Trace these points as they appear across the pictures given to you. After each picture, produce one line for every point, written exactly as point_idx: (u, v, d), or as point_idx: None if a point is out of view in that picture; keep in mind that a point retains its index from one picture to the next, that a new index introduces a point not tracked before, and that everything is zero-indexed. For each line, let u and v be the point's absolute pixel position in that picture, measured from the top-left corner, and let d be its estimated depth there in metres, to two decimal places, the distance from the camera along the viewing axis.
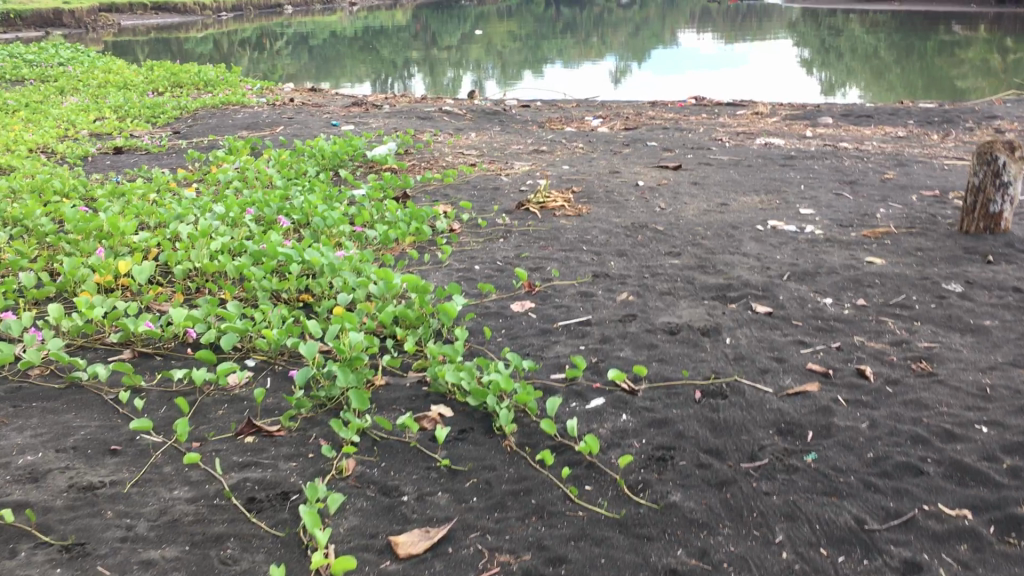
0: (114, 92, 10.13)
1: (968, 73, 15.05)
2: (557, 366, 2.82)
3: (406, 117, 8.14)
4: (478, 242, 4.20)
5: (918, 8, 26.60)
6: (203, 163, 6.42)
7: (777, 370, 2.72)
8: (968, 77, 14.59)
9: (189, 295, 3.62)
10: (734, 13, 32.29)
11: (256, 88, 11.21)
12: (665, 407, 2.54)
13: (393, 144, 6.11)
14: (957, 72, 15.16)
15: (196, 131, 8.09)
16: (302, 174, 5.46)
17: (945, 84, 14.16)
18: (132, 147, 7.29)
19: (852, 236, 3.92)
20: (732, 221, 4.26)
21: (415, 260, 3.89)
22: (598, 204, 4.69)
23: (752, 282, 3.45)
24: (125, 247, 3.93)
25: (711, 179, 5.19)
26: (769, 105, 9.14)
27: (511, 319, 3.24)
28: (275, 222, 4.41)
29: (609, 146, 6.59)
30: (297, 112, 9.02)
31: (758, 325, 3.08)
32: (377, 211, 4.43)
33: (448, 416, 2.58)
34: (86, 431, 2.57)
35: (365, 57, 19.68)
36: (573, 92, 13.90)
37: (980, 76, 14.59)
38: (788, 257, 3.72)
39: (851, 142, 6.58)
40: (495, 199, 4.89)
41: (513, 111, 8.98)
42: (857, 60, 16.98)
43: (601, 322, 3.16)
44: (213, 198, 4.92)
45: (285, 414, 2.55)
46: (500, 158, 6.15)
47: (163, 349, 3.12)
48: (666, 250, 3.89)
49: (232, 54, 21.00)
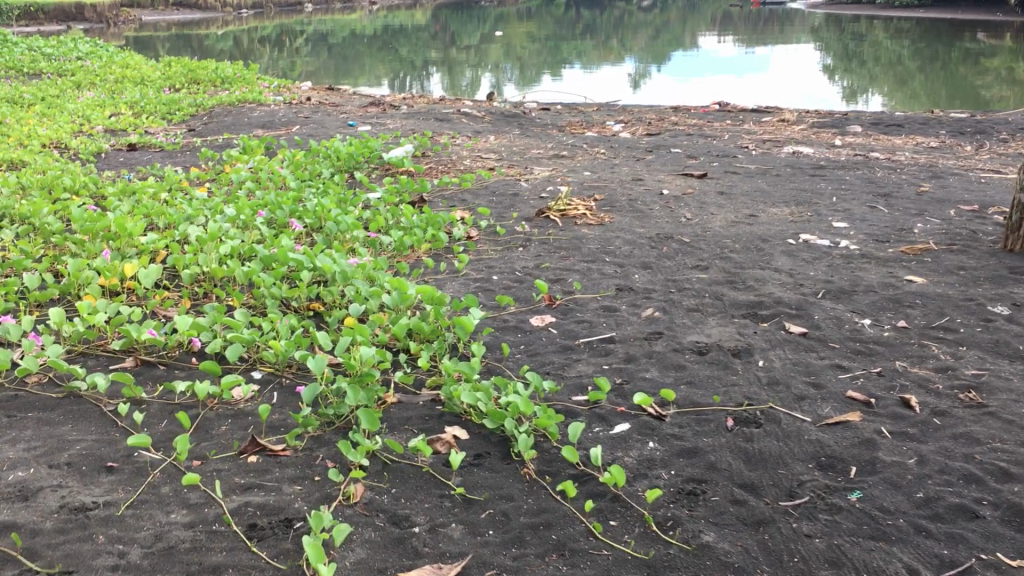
0: (131, 88, 10.05)
1: (994, 82, 14.80)
2: (580, 387, 2.66)
3: (424, 119, 8.01)
4: (497, 251, 4.05)
5: (944, 15, 26.27)
6: (217, 162, 6.30)
7: (814, 398, 2.56)
8: (994, 86, 14.34)
9: (195, 301, 3.49)
10: (755, 18, 32.06)
11: (274, 86, 11.10)
12: (695, 435, 2.38)
13: (410, 146, 5.97)
14: (981, 82, 14.91)
15: (212, 129, 7.99)
16: (317, 176, 5.33)
17: (969, 93, 13.92)
18: (146, 144, 7.18)
19: (889, 253, 3.75)
20: (762, 233, 4.09)
21: (430, 268, 3.75)
22: (621, 213, 4.54)
23: (785, 299, 3.28)
24: (132, 248, 3.81)
25: (738, 188, 5.03)
26: (795, 112, 8.95)
27: (530, 334, 3.08)
28: (287, 225, 4.28)
29: (632, 152, 6.44)
30: (314, 111, 8.90)
31: (792, 347, 2.92)
32: (392, 216, 4.30)
33: (463, 439, 2.42)
34: (83, 445, 2.43)
35: (385, 56, 19.59)
36: (593, 95, 13.73)
37: (1006, 86, 14.34)
38: (822, 273, 3.55)
39: (881, 153, 6.40)
40: (514, 206, 4.74)
41: (533, 114, 8.84)
42: (880, 68, 16.72)
43: (626, 340, 3.00)
44: (225, 199, 4.80)
45: (290, 433, 2.40)
46: (521, 163, 6.00)
47: (166, 358, 2.98)
48: (693, 264, 3.72)
49: (252, 51, 20.93)
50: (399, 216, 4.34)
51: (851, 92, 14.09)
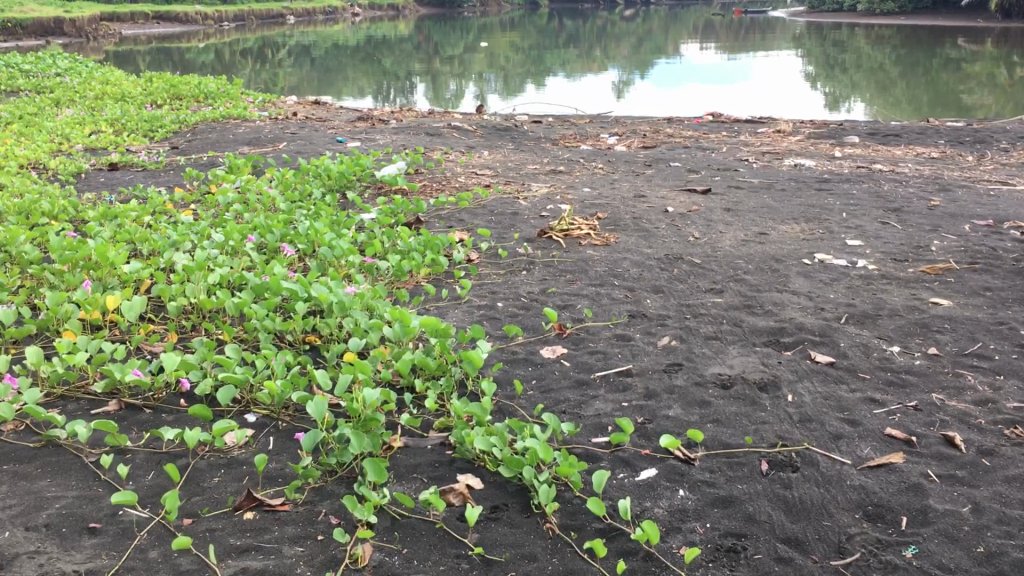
0: (112, 104, 9.84)
1: (975, 87, 14.77)
2: (599, 428, 2.48)
3: (414, 134, 7.85)
4: (500, 274, 3.88)
5: (926, 22, 26.36)
6: (203, 182, 6.11)
7: (851, 436, 2.39)
8: (977, 92, 14.31)
9: (182, 334, 3.30)
10: (735, 26, 32.13)
11: (258, 102, 10.91)
12: (728, 481, 2.20)
13: (403, 164, 5.80)
14: (964, 87, 14.87)
15: (196, 147, 7.78)
16: (307, 196, 5.15)
17: (952, 99, 13.88)
18: (128, 164, 6.98)
19: (910, 273, 3.59)
20: (775, 253, 3.93)
21: (430, 296, 3.58)
22: (626, 232, 4.38)
23: (808, 325, 3.12)
24: (116, 278, 3.62)
25: (744, 204, 4.87)
26: (790, 123, 8.84)
27: (542, 367, 2.91)
28: (278, 250, 4.09)
29: (630, 166, 6.28)
30: (300, 126, 8.72)
31: (821, 378, 2.75)
32: (388, 238, 4.13)
33: (477, 489, 2.24)
34: (63, 503, 2.23)
35: (369, 68, 19.43)
36: (583, 104, 13.59)
37: (990, 91, 14.31)
38: (843, 296, 3.39)
39: (884, 164, 6.26)
40: (514, 225, 4.57)
41: (525, 127, 8.69)
42: (864, 75, 16.68)
43: (643, 373, 2.83)
44: (212, 222, 4.61)
45: (290, 485, 2.22)
46: (517, 179, 5.83)
47: (153, 401, 2.79)
48: (706, 287, 3.56)
49: (235, 64, 20.73)
50: (396, 239, 4.17)
51: (834, 99, 14.05)
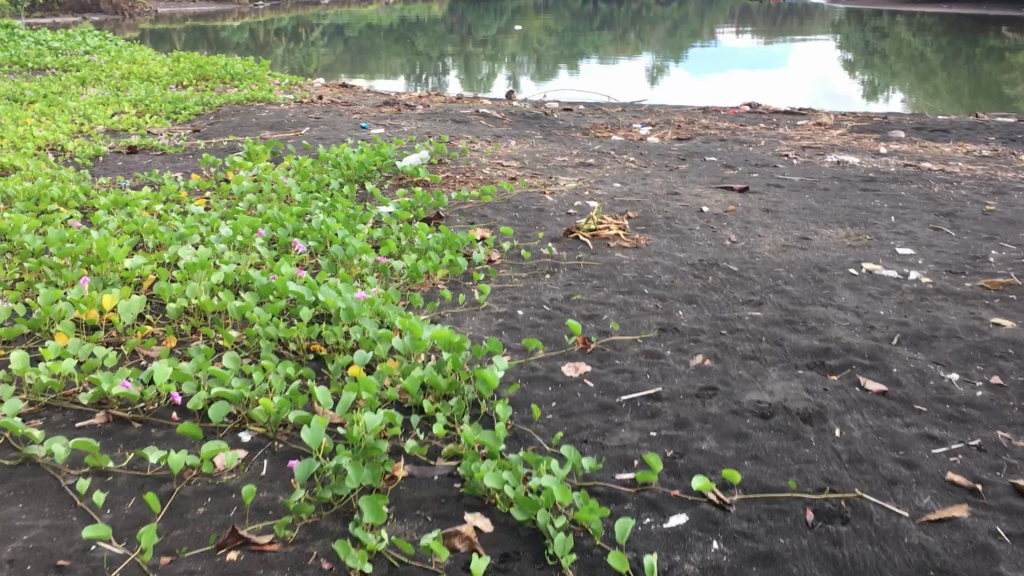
0: (137, 84, 9.68)
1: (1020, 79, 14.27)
2: (624, 462, 2.24)
3: (441, 121, 7.60)
4: (522, 278, 3.65)
5: (969, 11, 25.66)
6: (220, 168, 5.90)
7: (907, 482, 2.13)
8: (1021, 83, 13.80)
9: (182, 338, 3.09)
10: (773, 12, 31.49)
11: (285, 84, 10.72)
12: (768, 533, 1.96)
13: (426, 154, 5.56)
14: (1008, 78, 14.36)
15: (218, 130, 7.59)
16: (324, 186, 4.93)
17: (993, 90, 13.41)
18: (148, 147, 6.79)
19: (967, 288, 3.31)
20: (819, 261, 3.66)
21: (446, 301, 3.36)
22: (657, 233, 4.12)
23: (856, 346, 2.85)
24: (116, 273, 3.40)
25: (784, 205, 4.59)
26: (831, 115, 8.48)
27: (563, 386, 2.67)
28: (290, 247, 3.88)
29: (663, 160, 6.00)
30: (325, 110, 8.50)
31: (871, 410, 2.48)
32: (404, 235, 3.92)
33: (485, 532, 2.02)
34: (31, 534, 2.01)
35: (401, 49, 19.21)
36: (616, 90, 13.24)
37: None
38: (894, 312, 3.12)
39: (932, 162, 5.93)
40: (539, 223, 4.33)
41: (555, 115, 8.41)
42: (905, 63, 16.19)
43: (674, 398, 2.57)
44: (224, 213, 4.40)
45: (279, 521, 1.99)
46: (544, 172, 5.57)
47: (143, 414, 2.56)
48: (744, 298, 3.30)
49: (268, 44, 20.59)
50: (413, 236, 3.94)
51: (872, 88, 13.62)
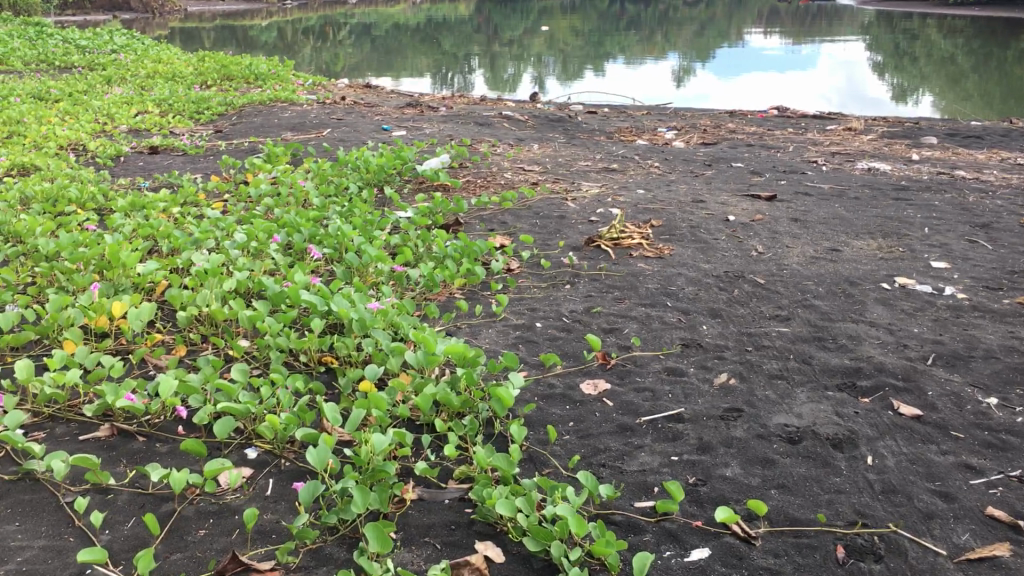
0: (161, 83, 9.67)
1: None
2: (643, 489, 2.14)
3: (464, 123, 7.52)
4: (541, 288, 3.55)
5: (1002, 13, 25.24)
6: (239, 170, 5.85)
7: (944, 516, 2.01)
8: None
9: (192, 347, 3.02)
10: (801, 13, 31.21)
11: (308, 84, 10.68)
12: (797, 572, 1.85)
13: (446, 157, 5.47)
14: None
15: (239, 130, 7.55)
16: (342, 190, 4.86)
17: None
18: (169, 147, 6.75)
19: (1006, 305, 3.17)
20: (849, 274, 3.53)
21: (462, 311, 3.27)
22: (681, 243, 4.01)
23: (889, 366, 2.73)
24: (128, 278, 3.34)
25: (813, 214, 4.46)
26: (861, 120, 8.31)
27: (582, 405, 2.57)
28: (305, 253, 3.81)
29: (688, 166, 5.88)
30: (347, 112, 8.44)
31: (905, 436, 2.36)
32: (421, 242, 3.84)
33: (496, 563, 1.92)
34: (26, 556, 1.94)
35: (427, 48, 19.17)
36: (641, 92, 13.09)
37: None
38: (928, 330, 2.99)
39: (966, 171, 5.76)
40: (560, 231, 4.23)
41: (580, 118, 8.30)
42: (936, 66, 15.91)
43: (697, 420, 2.47)
44: (240, 218, 4.34)
45: (281, 547, 1.90)
46: (567, 177, 5.47)
47: (148, 427, 2.49)
48: (771, 313, 3.18)
49: (295, 43, 20.60)
50: (431, 243, 3.86)
51: (902, 91, 13.39)
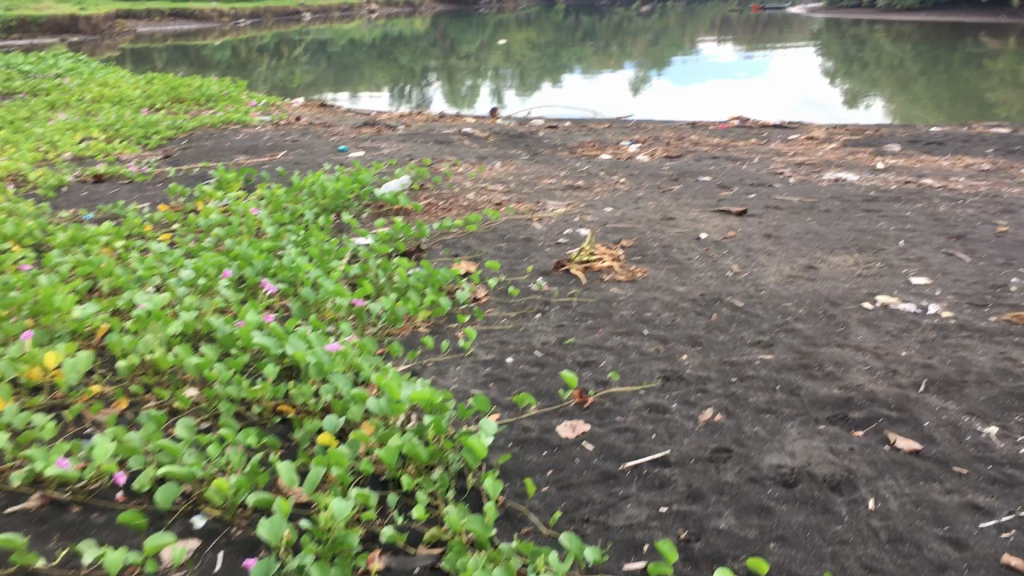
0: (108, 108, 9.36)
1: (998, 84, 14.11)
2: (632, 549, 1.97)
3: (422, 142, 7.34)
4: (511, 317, 3.37)
5: (947, 18, 25.63)
6: (189, 198, 5.60)
7: (958, 568, 1.86)
8: (1000, 89, 13.67)
9: (133, 400, 2.81)
10: (752, 22, 31.53)
11: (261, 105, 10.43)
12: None
13: (405, 179, 5.27)
14: (987, 84, 14.22)
15: (189, 155, 7.29)
16: (297, 218, 4.65)
17: (975, 95, 13.27)
18: (115, 175, 6.47)
19: (993, 322, 3.04)
20: (830, 293, 3.39)
21: (427, 347, 3.08)
22: (654, 264, 3.85)
23: (881, 395, 2.58)
24: (65, 324, 3.10)
25: (786, 229, 4.33)
26: (822, 128, 8.27)
27: (560, 451, 2.40)
28: (258, 288, 3.60)
29: (654, 181, 5.74)
30: (302, 133, 8.21)
31: (906, 473, 2.21)
32: (382, 273, 3.64)
33: None
34: None
35: (384, 65, 18.99)
36: (599, 102, 13.01)
37: (1012, 88, 13.68)
38: (917, 353, 2.85)
39: (933, 178, 5.69)
40: (527, 255, 4.06)
41: (541, 134, 8.15)
42: (886, 71, 16.05)
43: (684, 463, 2.30)
44: (188, 251, 4.11)
45: None
46: (531, 196, 5.30)
47: (84, 495, 2.28)
48: (752, 338, 3.03)
49: (250, 61, 20.28)
50: (393, 272, 3.68)
51: (855, 96, 13.46)
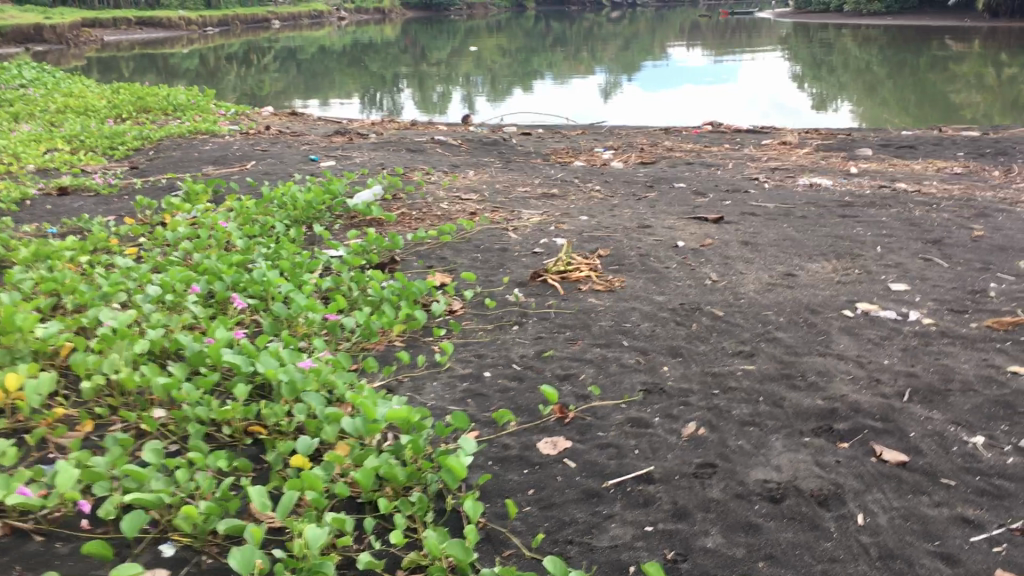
0: (73, 119, 9.19)
1: (964, 87, 14.28)
2: (618, 571, 1.91)
3: (394, 150, 7.26)
4: (488, 330, 3.31)
5: (913, 22, 25.94)
6: (156, 210, 5.48)
7: None
8: (965, 91, 13.83)
9: (98, 423, 2.72)
10: (721, 27, 31.75)
11: (230, 114, 10.30)
12: None
13: (378, 189, 5.20)
14: (952, 87, 14.39)
15: (156, 167, 7.15)
16: (268, 230, 4.55)
17: (941, 98, 13.41)
18: (80, 187, 6.34)
19: (974, 329, 3.02)
20: (810, 301, 3.36)
21: (402, 362, 3.01)
22: (632, 273, 3.81)
23: (866, 405, 2.54)
24: (27, 344, 2.97)
25: (762, 236, 4.30)
26: (794, 133, 8.29)
27: (541, 469, 2.33)
28: (227, 304, 3.51)
29: (629, 188, 5.71)
30: (272, 142, 8.10)
31: (895, 486, 2.17)
32: (355, 286, 3.57)
33: None
34: None
35: (354, 72, 18.87)
36: (571, 108, 12.99)
37: (977, 91, 13.84)
38: (900, 362, 2.82)
39: (906, 182, 5.71)
40: (503, 266, 4.00)
41: (514, 141, 8.10)
42: (854, 75, 16.19)
43: (668, 479, 2.25)
44: (155, 265, 4.01)
45: None
46: (506, 205, 5.24)
47: (47, 524, 2.19)
48: (733, 348, 2.99)
49: (219, 69, 20.06)
50: (366, 285, 3.62)
51: (824, 100, 13.56)
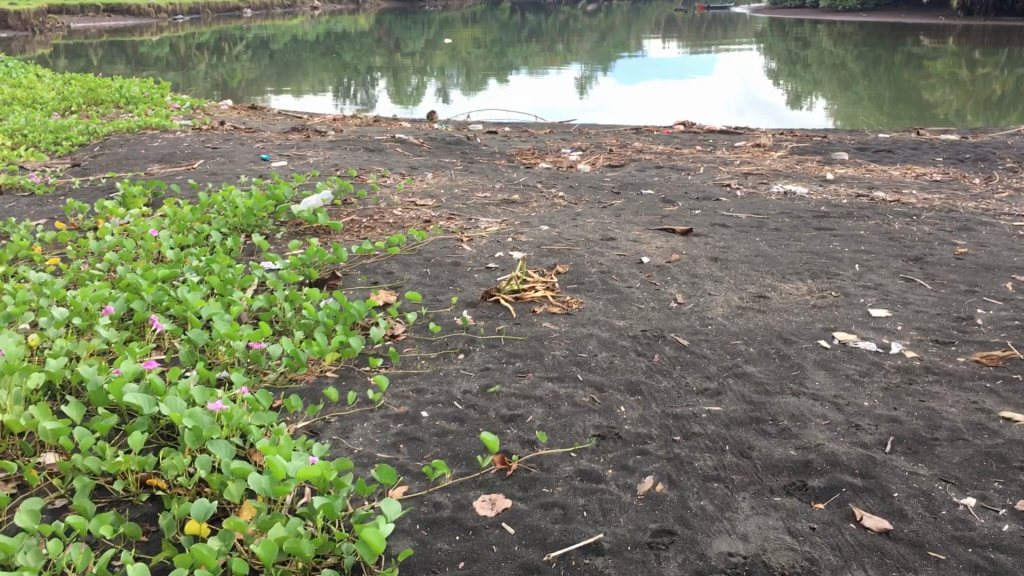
0: (18, 110, 8.74)
1: (938, 84, 14.12)
2: None
3: (352, 150, 6.93)
4: (431, 359, 3.00)
5: (887, 19, 25.89)
6: (89, 215, 5.11)
7: None
8: (939, 89, 13.68)
9: None
10: (696, 20, 31.57)
11: (185, 108, 9.90)
12: None
13: (326, 194, 4.86)
14: (925, 83, 14.26)
15: (99, 164, 6.76)
16: (203, 238, 4.21)
17: (914, 96, 13.22)
18: (13, 186, 5.94)
19: (961, 365, 2.76)
20: (783, 329, 3.09)
21: (331, 400, 2.69)
22: (590, 293, 3.52)
23: (845, 458, 2.27)
24: None
25: (733, 251, 4.03)
26: (768, 134, 8.05)
27: (475, 536, 2.03)
28: (146, 325, 3.17)
29: (595, 194, 5.43)
30: (225, 139, 7.72)
31: (877, 561, 1.90)
32: (288, 306, 3.24)
33: None
34: None
35: (324, 63, 18.44)
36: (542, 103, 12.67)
37: (951, 88, 13.70)
38: (881, 403, 2.55)
39: (884, 190, 5.47)
40: (454, 283, 3.69)
41: (479, 140, 7.80)
42: (829, 70, 16.02)
43: (619, 551, 1.96)
44: (74, 278, 3.66)
45: None
46: (463, 212, 4.94)
47: None
48: (697, 385, 2.71)
49: (188, 58, 19.58)
50: (301, 305, 3.29)
51: (797, 97, 13.36)
